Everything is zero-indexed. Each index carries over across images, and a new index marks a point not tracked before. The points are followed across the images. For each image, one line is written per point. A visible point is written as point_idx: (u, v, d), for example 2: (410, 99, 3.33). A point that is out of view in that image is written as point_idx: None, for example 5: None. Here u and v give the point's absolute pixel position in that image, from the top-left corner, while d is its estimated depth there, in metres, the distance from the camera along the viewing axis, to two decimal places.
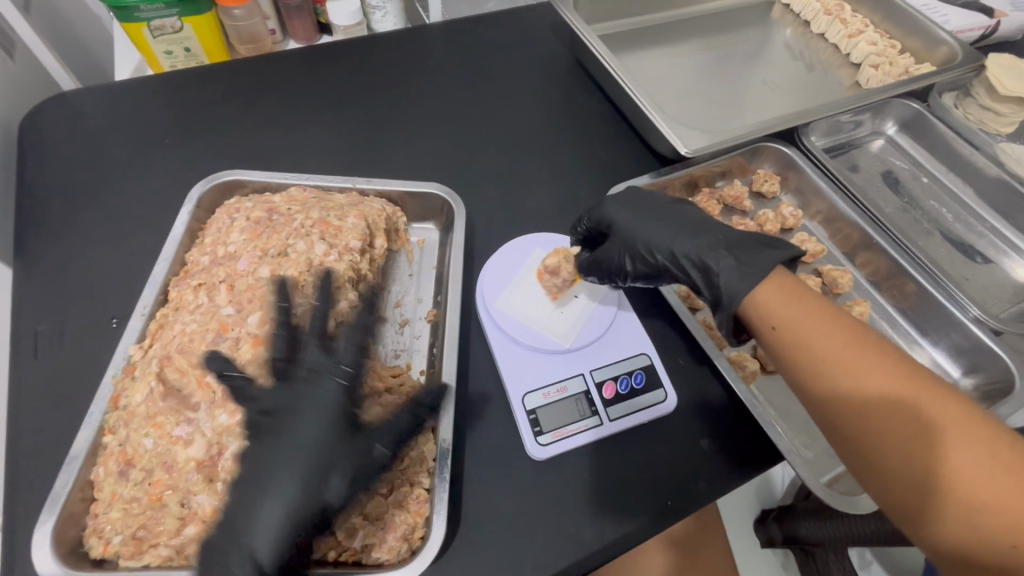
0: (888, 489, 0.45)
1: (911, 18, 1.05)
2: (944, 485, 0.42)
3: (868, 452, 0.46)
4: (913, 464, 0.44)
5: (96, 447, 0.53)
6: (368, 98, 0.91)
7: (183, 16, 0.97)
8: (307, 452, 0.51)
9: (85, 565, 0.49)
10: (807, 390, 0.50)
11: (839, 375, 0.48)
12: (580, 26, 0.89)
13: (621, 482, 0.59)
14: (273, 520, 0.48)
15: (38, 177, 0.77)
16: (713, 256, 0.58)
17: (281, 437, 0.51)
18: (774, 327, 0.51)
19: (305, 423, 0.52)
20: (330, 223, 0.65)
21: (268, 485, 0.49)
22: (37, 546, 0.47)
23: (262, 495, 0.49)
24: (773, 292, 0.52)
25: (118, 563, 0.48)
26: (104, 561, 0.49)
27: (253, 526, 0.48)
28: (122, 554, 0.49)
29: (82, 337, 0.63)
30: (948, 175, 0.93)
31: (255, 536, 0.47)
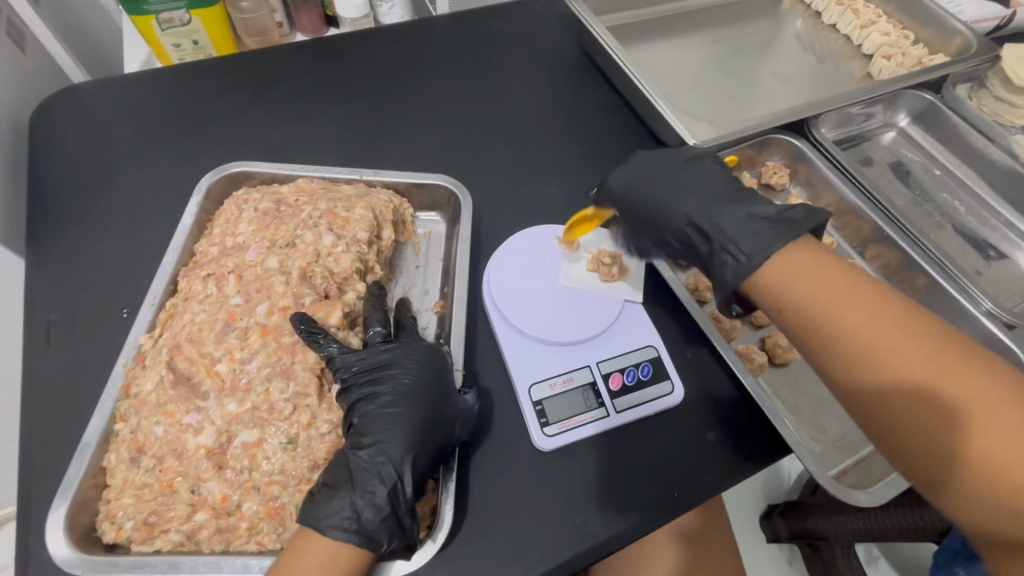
0: (907, 458, 0.45)
1: (924, 9, 1.04)
2: (965, 450, 0.41)
3: (886, 421, 0.45)
4: (935, 433, 0.43)
5: (108, 434, 0.53)
6: (375, 91, 0.91)
7: (191, 8, 0.97)
8: (419, 392, 0.55)
9: (98, 550, 0.50)
10: (829, 359, 0.48)
11: (861, 342, 0.46)
12: (588, 17, 0.89)
13: (627, 474, 0.59)
14: (399, 447, 0.52)
15: (49, 169, 0.77)
16: (728, 229, 0.58)
17: (401, 381, 0.56)
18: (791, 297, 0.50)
19: (418, 373, 0.57)
20: (338, 214, 0.65)
21: (392, 417, 0.54)
22: (51, 530, 0.48)
23: (387, 425, 0.53)
24: (790, 261, 0.52)
25: (130, 547, 0.50)
26: (116, 546, 0.50)
27: (383, 448, 0.52)
28: (133, 539, 0.50)
29: (94, 327, 0.64)
30: (961, 168, 0.92)
31: (385, 457, 0.52)
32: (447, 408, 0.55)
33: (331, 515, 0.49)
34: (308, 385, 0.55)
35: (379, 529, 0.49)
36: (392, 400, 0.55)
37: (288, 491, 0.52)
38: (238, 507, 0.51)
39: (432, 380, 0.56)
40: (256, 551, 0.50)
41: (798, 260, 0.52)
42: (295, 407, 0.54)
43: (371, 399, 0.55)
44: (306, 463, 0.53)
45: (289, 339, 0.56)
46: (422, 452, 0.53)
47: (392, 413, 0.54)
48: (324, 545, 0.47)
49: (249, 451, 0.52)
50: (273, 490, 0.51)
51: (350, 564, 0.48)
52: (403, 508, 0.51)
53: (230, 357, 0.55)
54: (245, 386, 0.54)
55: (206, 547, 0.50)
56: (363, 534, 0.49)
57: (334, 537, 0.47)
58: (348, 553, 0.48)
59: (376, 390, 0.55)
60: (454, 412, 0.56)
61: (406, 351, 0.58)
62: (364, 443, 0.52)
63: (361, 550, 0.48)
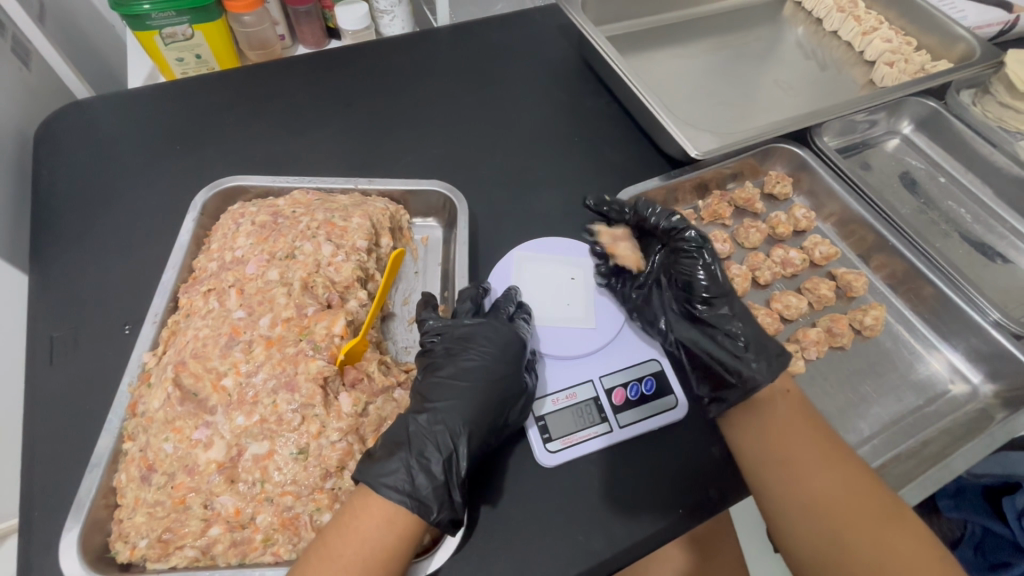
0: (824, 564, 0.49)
1: (926, 15, 1.04)
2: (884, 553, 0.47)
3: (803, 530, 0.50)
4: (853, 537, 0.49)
5: (117, 454, 0.53)
6: (376, 104, 0.91)
7: (193, 23, 0.97)
8: (492, 365, 0.57)
9: (112, 569, 0.49)
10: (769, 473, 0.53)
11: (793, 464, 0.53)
12: (589, 27, 0.89)
13: (630, 490, 0.58)
14: (468, 413, 0.54)
15: (52, 186, 0.78)
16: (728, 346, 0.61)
17: (505, 331, 0.60)
18: (739, 435, 0.56)
19: (504, 340, 0.59)
20: (336, 224, 0.65)
21: (460, 389, 0.56)
22: (64, 552, 0.47)
23: (450, 397, 0.55)
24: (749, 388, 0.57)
25: (144, 565, 0.49)
26: (130, 565, 0.50)
27: (443, 417, 0.54)
28: (147, 557, 0.49)
29: (97, 344, 0.64)
30: (966, 175, 0.91)
31: (442, 426, 0.53)
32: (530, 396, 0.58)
33: (387, 474, 0.49)
34: (313, 396, 0.53)
35: (430, 497, 0.49)
36: (468, 372, 0.57)
37: (302, 500, 0.50)
38: (252, 520, 0.50)
39: (512, 351, 0.59)
40: (273, 561, 0.49)
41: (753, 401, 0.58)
42: (303, 418, 0.53)
43: (445, 366, 0.58)
44: (318, 471, 0.51)
45: (292, 350, 0.55)
46: (478, 429, 0.54)
47: (457, 386, 0.56)
48: (382, 506, 0.48)
49: (260, 463, 0.51)
50: (286, 501, 0.50)
51: (404, 529, 0.48)
52: (454, 483, 0.51)
53: (236, 370, 0.54)
54: (252, 398, 0.53)
55: (222, 561, 0.49)
56: (414, 499, 0.49)
57: (391, 498, 0.48)
58: (403, 517, 0.49)
59: (453, 362, 0.58)
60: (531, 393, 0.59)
61: (490, 326, 0.60)
62: (426, 412, 0.54)
63: (413, 514, 0.49)
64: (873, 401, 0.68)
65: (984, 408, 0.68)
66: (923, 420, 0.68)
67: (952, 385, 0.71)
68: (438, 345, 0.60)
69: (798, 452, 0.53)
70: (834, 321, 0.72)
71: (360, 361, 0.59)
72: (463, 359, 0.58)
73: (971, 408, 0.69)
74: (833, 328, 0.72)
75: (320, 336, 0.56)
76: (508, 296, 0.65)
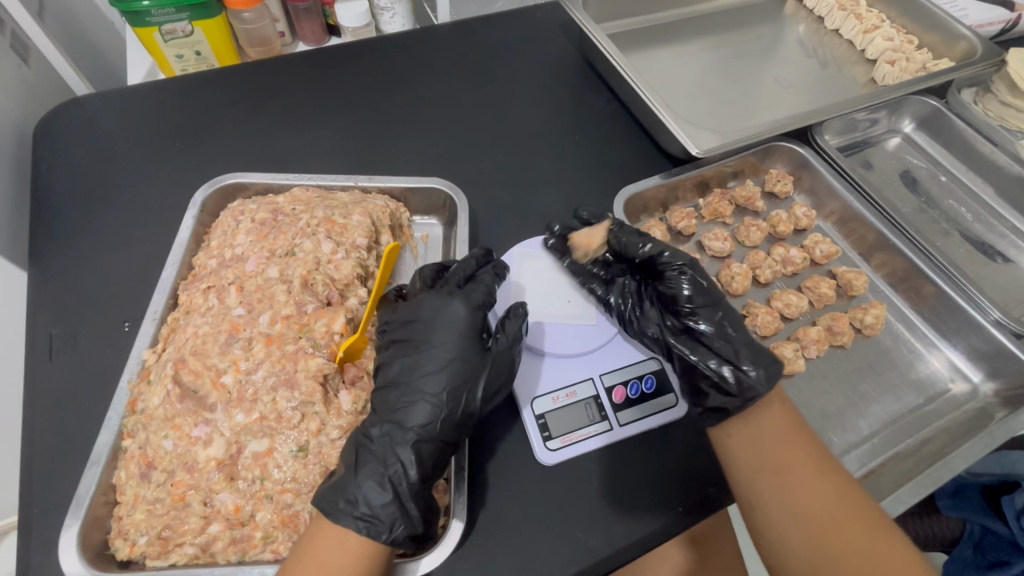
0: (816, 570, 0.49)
1: (928, 14, 1.03)
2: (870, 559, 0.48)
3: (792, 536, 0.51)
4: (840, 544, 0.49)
5: (116, 451, 0.53)
6: (377, 101, 0.91)
7: (193, 19, 0.97)
8: (443, 351, 0.56)
9: (112, 566, 0.49)
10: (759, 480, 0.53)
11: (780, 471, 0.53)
12: (589, 25, 0.88)
13: (629, 489, 0.58)
14: (418, 418, 0.52)
15: (51, 182, 0.78)
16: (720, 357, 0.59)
17: (450, 310, 0.58)
18: (735, 447, 0.56)
19: (453, 319, 0.57)
20: (335, 222, 0.65)
21: (409, 391, 0.54)
22: (64, 549, 0.47)
23: (394, 404, 0.53)
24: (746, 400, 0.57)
25: (144, 562, 0.49)
26: (130, 562, 0.50)
27: (390, 430, 0.52)
28: (147, 554, 0.49)
29: (97, 341, 0.64)
30: (967, 173, 0.91)
31: (387, 439, 0.51)
32: (497, 368, 0.56)
33: (335, 499, 0.49)
34: (313, 393, 0.53)
35: (381, 515, 0.49)
36: (416, 364, 0.55)
37: (301, 498, 0.51)
38: (251, 518, 0.50)
39: (463, 329, 0.57)
40: (273, 559, 0.49)
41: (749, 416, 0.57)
42: (302, 416, 0.53)
43: (392, 363, 0.56)
44: (317, 469, 0.51)
45: (292, 347, 0.55)
46: (430, 433, 0.52)
47: (403, 387, 0.54)
48: (334, 528, 0.48)
49: (259, 461, 0.51)
50: (286, 499, 0.50)
51: (359, 549, 0.48)
52: (405, 496, 0.50)
53: (235, 368, 0.54)
54: (251, 396, 0.53)
55: (222, 558, 0.49)
56: (365, 520, 0.48)
57: (342, 522, 0.47)
58: (355, 539, 0.48)
59: (400, 357, 0.56)
60: (496, 363, 0.57)
61: (438, 306, 0.58)
62: (372, 428, 0.52)
63: (366, 536, 0.48)
64: (872, 400, 0.68)
65: (984, 407, 0.68)
66: (923, 419, 0.67)
67: (952, 384, 0.71)
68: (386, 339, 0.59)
69: (789, 459, 0.53)
70: (834, 320, 0.72)
71: (360, 359, 0.59)
72: (409, 351, 0.56)
73: (971, 407, 0.69)
74: (833, 327, 0.72)
75: (320, 334, 0.56)
76: (461, 266, 0.62)
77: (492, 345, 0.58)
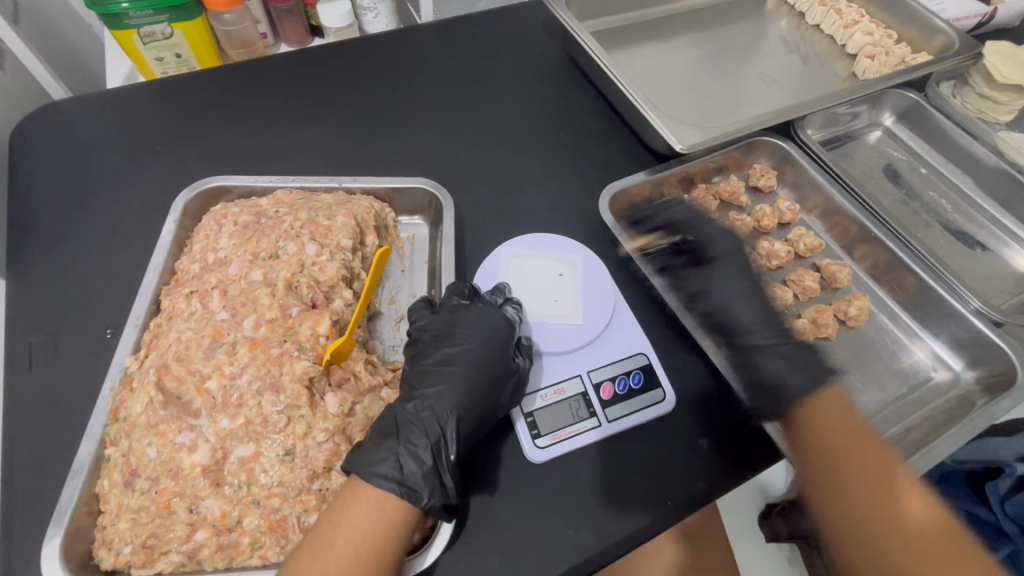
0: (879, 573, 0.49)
1: (906, 8, 1.05)
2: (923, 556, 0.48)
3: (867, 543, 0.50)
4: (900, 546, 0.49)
5: (99, 460, 0.52)
6: (361, 101, 0.91)
7: (173, 21, 0.96)
8: (479, 350, 0.58)
9: None
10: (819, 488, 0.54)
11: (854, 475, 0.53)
12: (572, 23, 0.89)
13: (619, 485, 0.58)
14: (457, 398, 0.55)
15: (27, 190, 0.76)
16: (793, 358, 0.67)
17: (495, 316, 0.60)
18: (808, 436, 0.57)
19: (492, 321, 0.60)
20: (320, 223, 0.65)
21: (448, 375, 0.56)
22: (46, 561, 0.46)
23: (438, 384, 0.55)
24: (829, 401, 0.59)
25: (130, 572, 0.48)
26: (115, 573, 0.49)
27: (432, 404, 0.54)
28: (131, 564, 0.48)
29: (77, 349, 0.63)
30: (946, 165, 0.93)
31: (429, 413, 0.53)
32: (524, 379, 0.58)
33: (376, 464, 0.49)
34: (299, 397, 0.52)
35: (420, 483, 0.50)
36: (456, 357, 0.57)
37: (289, 502, 0.50)
38: (238, 523, 0.49)
39: (500, 333, 0.59)
40: (260, 565, 0.48)
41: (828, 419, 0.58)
42: (289, 419, 0.52)
43: (432, 354, 0.58)
44: (304, 473, 0.51)
45: (277, 351, 0.54)
46: (467, 414, 0.54)
47: (445, 373, 0.56)
48: (372, 494, 0.48)
49: (245, 466, 0.50)
50: (273, 503, 0.50)
51: (394, 517, 0.48)
52: (443, 466, 0.52)
53: (219, 373, 0.53)
54: (237, 401, 0.52)
55: (208, 565, 0.48)
56: (404, 486, 0.49)
57: (381, 486, 0.48)
58: (392, 505, 0.48)
59: (441, 349, 0.58)
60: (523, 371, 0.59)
61: (479, 311, 0.60)
62: (411, 402, 0.54)
63: (403, 502, 0.49)
64: (858, 390, 0.69)
65: (966, 395, 0.69)
66: (907, 408, 0.68)
67: (934, 373, 0.72)
68: (423, 331, 0.61)
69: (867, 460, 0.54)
70: (818, 312, 0.73)
71: (348, 360, 0.58)
72: (449, 346, 0.58)
73: (954, 395, 0.69)
74: (818, 319, 0.72)
75: (305, 336, 0.55)
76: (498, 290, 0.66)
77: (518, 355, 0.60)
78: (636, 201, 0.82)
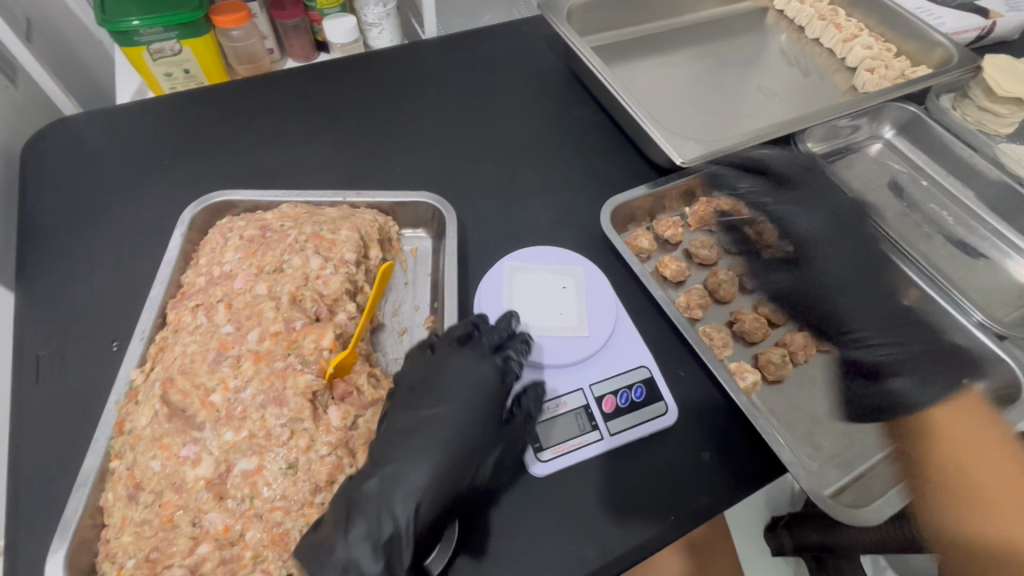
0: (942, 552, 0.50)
1: (905, 22, 1.06)
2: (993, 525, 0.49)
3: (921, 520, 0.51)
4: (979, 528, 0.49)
5: (103, 473, 0.52)
6: (366, 115, 0.92)
7: (182, 38, 0.98)
8: (459, 417, 0.55)
9: None
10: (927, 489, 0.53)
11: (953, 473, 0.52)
12: (573, 39, 0.90)
13: (621, 499, 0.58)
14: (422, 477, 0.51)
15: (37, 204, 0.78)
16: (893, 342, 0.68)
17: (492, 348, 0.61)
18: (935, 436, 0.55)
19: (480, 385, 0.57)
20: (324, 237, 0.65)
21: (416, 449, 0.53)
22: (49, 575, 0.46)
23: (401, 459, 0.52)
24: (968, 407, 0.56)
25: None
26: None
27: (390, 486, 0.51)
28: None
29: (84, 362, 0.64)
30: (948, 178, 0.93)
31: (388, 496, 0.50)
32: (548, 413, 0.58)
33: (326, 556, 0.47)
34: (302, 410, 0.53)
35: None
36: (433, 424, 0.54)
37: (292, 516, 0.50)
38: (241, 537, 0.49)
39: (486, 398, 0.57)
40: None
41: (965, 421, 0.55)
42: (292, 432, 0.52)
43: (405, 418, 0.55)
44: (307, 486, 0.51)
45: (281, 364, 0.55)
46: (431, 496, 0.51)
47: (414, 445, 0.53)
48: None
49: (249, 479, 0.51)
50: (275, 517, 0.50)
51: None
52: (397, 557, 0.49)
53: (224, 386, 0.54)
54: (240, 414, 0.53)
55: None
56: None
57: None
58: None
59: (416, 412, 0.55)
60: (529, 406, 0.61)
61: (468, 366, 0.58)
62: (370, 482, 0.51)
63: None
64: None
65: None
66: None
67: None
68: (402, 387, 0.58)
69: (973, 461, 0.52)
70: (821, 325, 0.73)
71: (350, 374, 0.59)
72: (427, 409, 0.55)
73: None
74: (820, 332, 0.72)
75: (309, 349, 0.56)
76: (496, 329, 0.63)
77: (512, 418, 0.58)
78: (638, 214, 0.82)
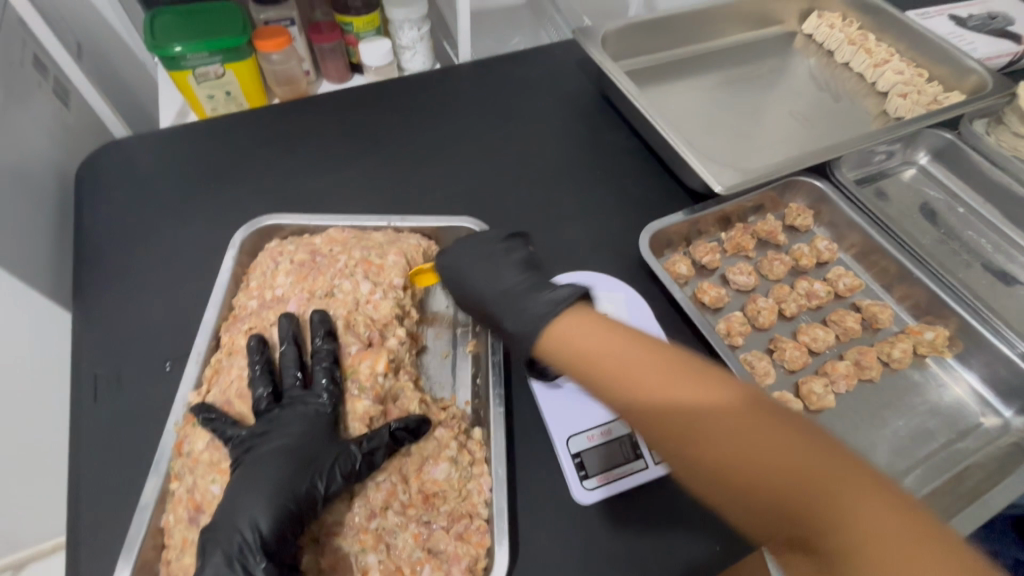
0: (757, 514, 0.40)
1: (937, 48, 1.06)
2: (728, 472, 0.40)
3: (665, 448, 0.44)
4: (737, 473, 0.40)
5: (164, 494, 0.54)
6: (403, 139, 0.94)
7: (225, 62, 1.01)
8: (266, 449, 0.52)
9: None
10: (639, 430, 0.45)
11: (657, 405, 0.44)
12: (608, 65, 0.91)
13: (669, 529, 0.58)
14: (249, 498, 0.49)
15: (91, 225, 0.80)
16: None
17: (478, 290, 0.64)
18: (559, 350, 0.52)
19: (286, 421, 0.54)
20: (372, 262, 0.67)
21: (251, 474, 0.50)
22: None
23: (256, 481, 0.50)
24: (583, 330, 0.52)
25: None
26: None
27: (241, 507, 0.49)
28: None
29: (138, 381, 0.65)
30: (985, 205, 0.92)
31: (241, 517, 0.48)
32: (554, 327, 0.54)
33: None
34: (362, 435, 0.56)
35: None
36: (278, 450, 0.52)
37: (347, 540, 0.52)
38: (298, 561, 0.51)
39: (289, 435, 0.53)
40: None
41: (579, 325, 0.53)
42: None
43: (267, 442, 0.53)
44: (362, 512, 0.53)
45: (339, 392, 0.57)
46: (268, 521, 0.48)
47: (260, 467, 0.51)
48: None
49: None
50: (333, 541, 0.52)
51: None
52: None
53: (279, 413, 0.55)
54: None
55: None
56: None
57: None
58: None
59: (278, 438, 0.53)
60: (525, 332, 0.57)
61: (294, 407, 0.55)
62: (223, 502, 0.50)
63: None
64: (904, 434, 0.68)
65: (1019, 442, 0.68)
66: (957, 455, 0.67)
67: (983, 418, 0.71)
68: (273, 411, 0.55)
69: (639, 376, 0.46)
70: (862, 354, 0.73)
71: (402, 399, 0.60)
72: (285, 432, 0.53)
73: (1006, 442, 0.68)
74: (861, 361, 0.72)
75: (365, 375, 0.58)
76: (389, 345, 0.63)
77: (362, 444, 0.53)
78: (674, 240, 0.83)
